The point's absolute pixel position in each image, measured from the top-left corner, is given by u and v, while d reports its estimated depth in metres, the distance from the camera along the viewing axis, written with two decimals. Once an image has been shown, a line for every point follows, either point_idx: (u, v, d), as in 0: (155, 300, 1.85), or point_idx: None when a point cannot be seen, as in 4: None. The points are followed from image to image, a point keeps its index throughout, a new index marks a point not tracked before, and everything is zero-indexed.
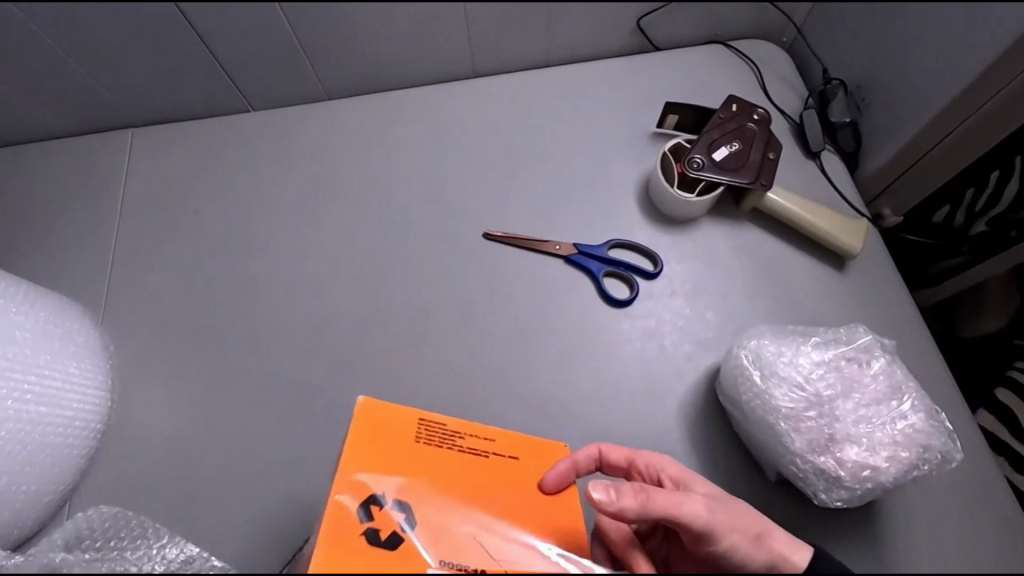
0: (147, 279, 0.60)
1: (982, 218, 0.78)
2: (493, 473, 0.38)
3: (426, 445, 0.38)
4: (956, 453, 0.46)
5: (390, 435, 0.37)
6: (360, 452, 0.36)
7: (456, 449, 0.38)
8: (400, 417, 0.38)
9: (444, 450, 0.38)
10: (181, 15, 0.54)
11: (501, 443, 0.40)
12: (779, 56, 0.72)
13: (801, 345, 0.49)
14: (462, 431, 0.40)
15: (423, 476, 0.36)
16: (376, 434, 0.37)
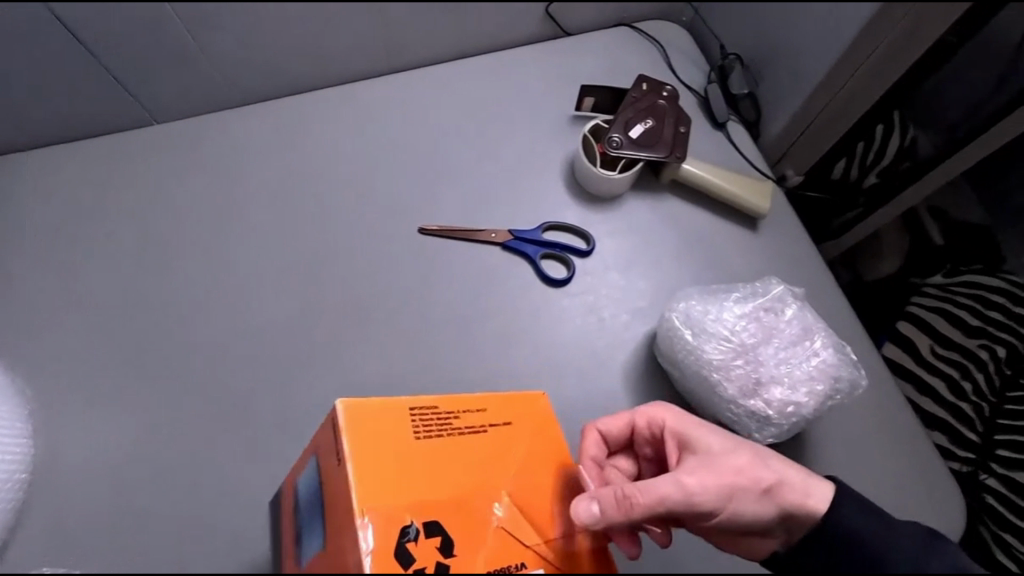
0: (57, 314, 0.55)
1: (873, 171, 0.90)
2: (494, 447, 0.38)
3: (425, 440, 0.36)
4: (862, 380, 0.49)
5: (383, 443, 0.35)
6: (369, 480, 0.33)
7: (455, 432, 0.37)
8: (388, 423, 0.36)
9: (445, 439, 0.37)
10: (58, 22, 0.50)
11: (491, 411, 0.40)
12: (679, 35, 0.74)
13: (723, 301, 0.49)
14: (453, 411, 0.38)
15: (440, 486, 0.35)
16: (372, 445, 0.34)
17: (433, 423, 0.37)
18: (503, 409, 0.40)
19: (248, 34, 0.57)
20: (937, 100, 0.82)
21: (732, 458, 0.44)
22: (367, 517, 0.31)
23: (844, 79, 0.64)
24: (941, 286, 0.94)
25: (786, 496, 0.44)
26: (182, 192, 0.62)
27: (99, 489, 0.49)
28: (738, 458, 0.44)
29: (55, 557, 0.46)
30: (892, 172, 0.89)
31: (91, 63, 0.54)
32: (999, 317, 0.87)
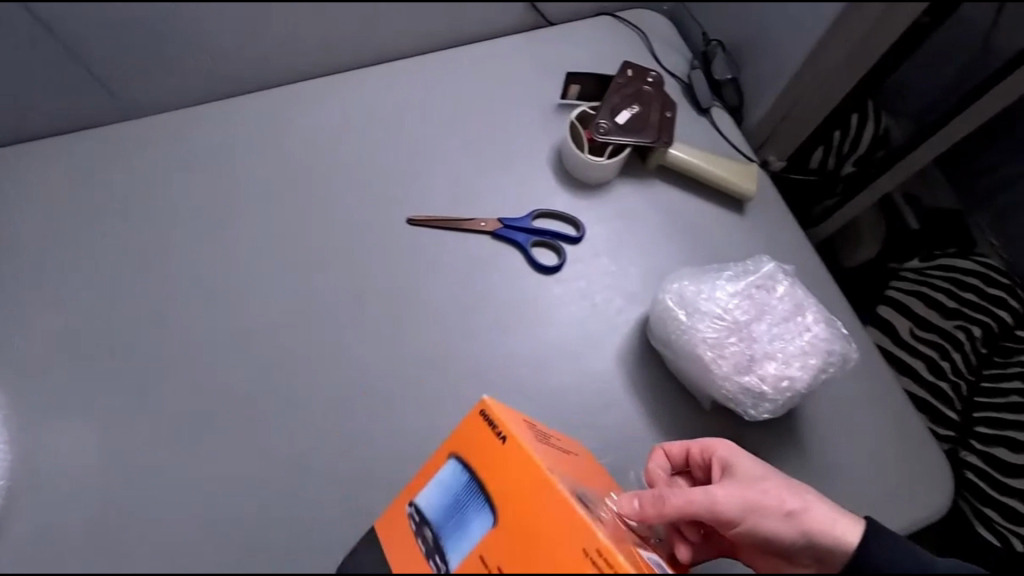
0: (33, 315, 0.53)
1: (849, 159, 0.93)
2: (584, 465, 0.42)
3: (548, 441, 0.39)
4: (853, 353, 0.49)
5: (529, 431, 0.37)
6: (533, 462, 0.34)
7: (559, 444, 0.41)
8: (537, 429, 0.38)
9: (557, 447, 0.40)
10: (33, 19, 0.49)
11: (568, 442, 0.45)
12: (661, 23, 0.75)
13: (715, 280, 0.50)
14: (549, 431, 0.43)
15: (576, 473, 0.38)
16: (524, 430, 0.37)
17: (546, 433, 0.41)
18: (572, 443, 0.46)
19: (224, 22, 0.55)
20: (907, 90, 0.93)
21: (766, 481, 0.46)
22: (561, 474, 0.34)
23: (822, 66, 0.63)
24: (918, 270, 1.01)
25: (811, 525, 0.45)
26: (163, 186, 0.60)
27: (81, 492, 0.47)
28: (768, 485, 0.46)
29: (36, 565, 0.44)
30: (869, 159, 0.93)
31: (67, 60, 0.52)
32: (972, 298, 0.93)
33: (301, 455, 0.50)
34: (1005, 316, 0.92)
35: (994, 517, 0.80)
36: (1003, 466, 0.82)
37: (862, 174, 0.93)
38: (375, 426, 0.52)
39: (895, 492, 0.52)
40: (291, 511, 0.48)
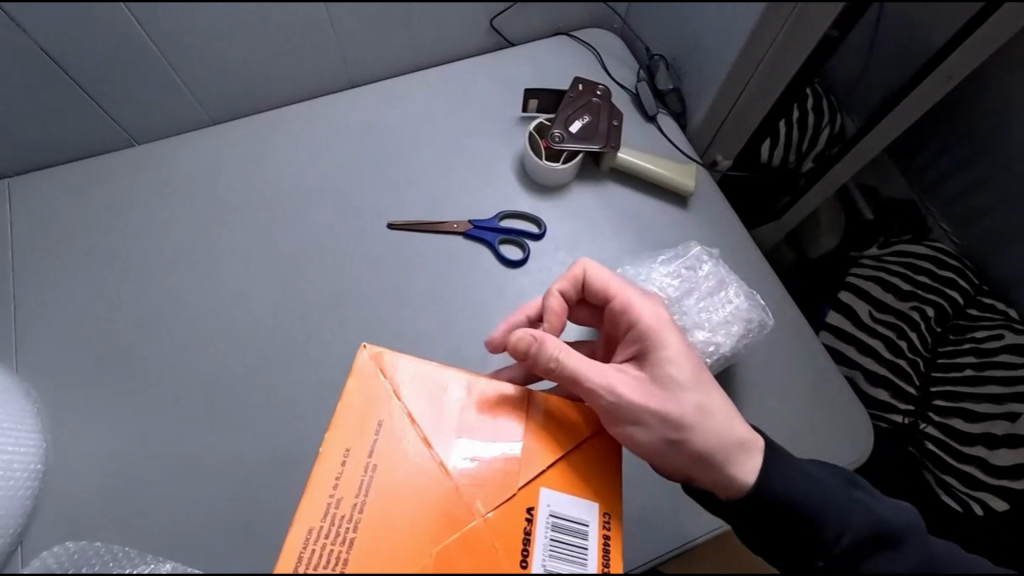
0: (58, 322, 0.61)
1: (809, 156, 1.04)
2: (447, 422, 0.44)
3: (380, 488, 0.41)
4: (769, 320, 0.57)
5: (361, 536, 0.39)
6: (391, 511, 0.40)
7: (406, 461, 0.42)
8: (362, 460, 0.42)
9: (398, 465, 0.42)
10: (46, 55, 0.57)
11: (377, 387, 0.45)
12: (611, 41, 0.83)
13: (652, 264, 0.58)
14: (377, 430, 0.43)
15: (424, 514, 0.40)
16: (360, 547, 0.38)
17: (365, 457, 0.42)
18: (385, 380, 0.45)
19: (216, 53, 0.62)
20: (860, 93, 1.04)
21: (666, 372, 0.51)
22: None
23: (750, 70, 0.71)
24: (876, 257, 1.10)
25: (691, 424, 0.50)
26: (166, 203, 0.68)
27: (111, 467, 0.55)
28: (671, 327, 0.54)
29: (75, 531, 0.52)
30: (825, 154, 1.03)
31: (74, 88, 0.61)
32: (925, 281, 1.02)
33: (299, 432, 0.58)
34: (955, 296, 1.00)
35: (954, 483, 0.88)
36: (958, 435, 0.91)
37: (820, 169, 1.02)
38: None
39: (821, 445, 0.59)
40: (288, 481, 0.56)
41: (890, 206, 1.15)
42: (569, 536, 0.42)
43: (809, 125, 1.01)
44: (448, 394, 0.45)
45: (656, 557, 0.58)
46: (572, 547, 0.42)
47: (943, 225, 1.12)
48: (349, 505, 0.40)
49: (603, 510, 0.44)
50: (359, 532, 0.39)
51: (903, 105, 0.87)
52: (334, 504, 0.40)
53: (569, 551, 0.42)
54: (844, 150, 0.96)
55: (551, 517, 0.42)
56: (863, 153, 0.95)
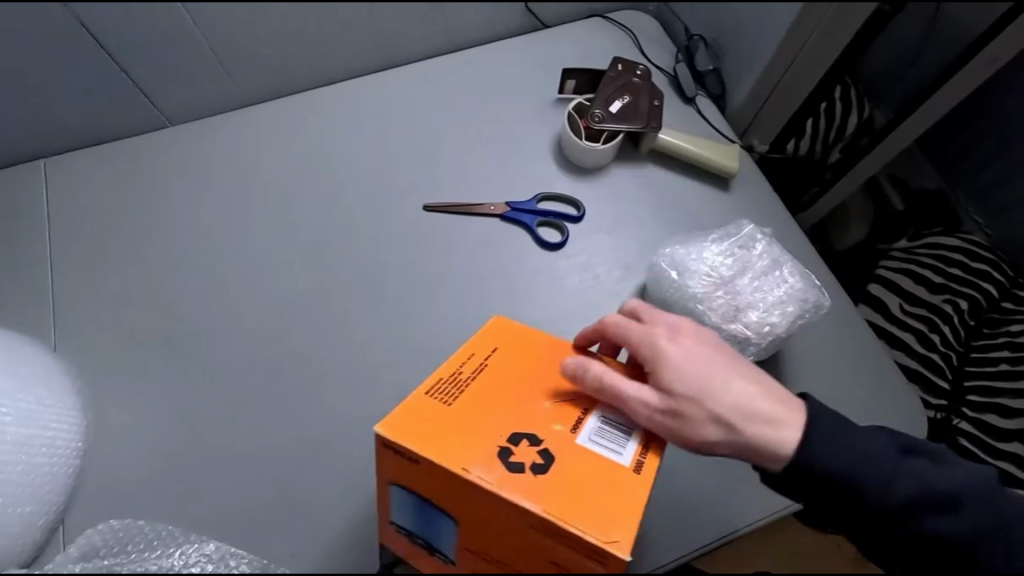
0: (97, 301, 0.61)
1: (836, 147, 1.02)
2: (538, 345, 0.47)
3: (480, 374, 0.44)
4: (826, 302, 0.54)
5: (451, 410, 0.41)
6: (486, 391, 0.43)
7: (501, 362, 0.45)
8: (478, 358, 0.45)
9: (495, 364, 0.45)
10: (88, 34, 0.56)
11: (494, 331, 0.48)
12: (648, 22, 0.81)
13: (703, 243, 0.55)
14: (492, 340, 0.47)
15: (506, 399, 0.43)
16: (447, 411, 0.41)
17: (477, 355, 0.45)
18: (495, 332, 0.48)
19: (257, 30, 0.62)
20: (893, 85, 1.03)
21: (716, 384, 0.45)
22: (472, 458, 0.39)
23: (794, 53, 0.70)
24: (906, 249, 1.08)
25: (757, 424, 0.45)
26: (204, 184, 0.67)
27: (152, 449, 0.54)
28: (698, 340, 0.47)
29: (116, 512, 0.52)
30: (854, 145, 1.01)
31: (114, 67, 0.60)
32: (957, 273, 1.00)
33: (340, 414, 0.57)
34: (989, 289, 0.98)
35: None
36: (994, 431, 0.87)
37: (849, 160, 1.00)
38: (401, 389, 0.59)
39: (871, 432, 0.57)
40: (331, 460, 0.55)
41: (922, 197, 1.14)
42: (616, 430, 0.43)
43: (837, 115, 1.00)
44: (537, 332, 0.49)
45: (701, 548, 0.56)
46: (616, 436, 0.42)
47: (975, 216, 1.08)
48: (465, 373, 0.44)
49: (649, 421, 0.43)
50: (471, 384, 0.43)
51: (942, 91, 0.85)
52: (457, 366, 0.44)
53: (613, 438, 0.42)
54: (879, 140, 0.95)
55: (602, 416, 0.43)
56: (896, 143, 0.94)
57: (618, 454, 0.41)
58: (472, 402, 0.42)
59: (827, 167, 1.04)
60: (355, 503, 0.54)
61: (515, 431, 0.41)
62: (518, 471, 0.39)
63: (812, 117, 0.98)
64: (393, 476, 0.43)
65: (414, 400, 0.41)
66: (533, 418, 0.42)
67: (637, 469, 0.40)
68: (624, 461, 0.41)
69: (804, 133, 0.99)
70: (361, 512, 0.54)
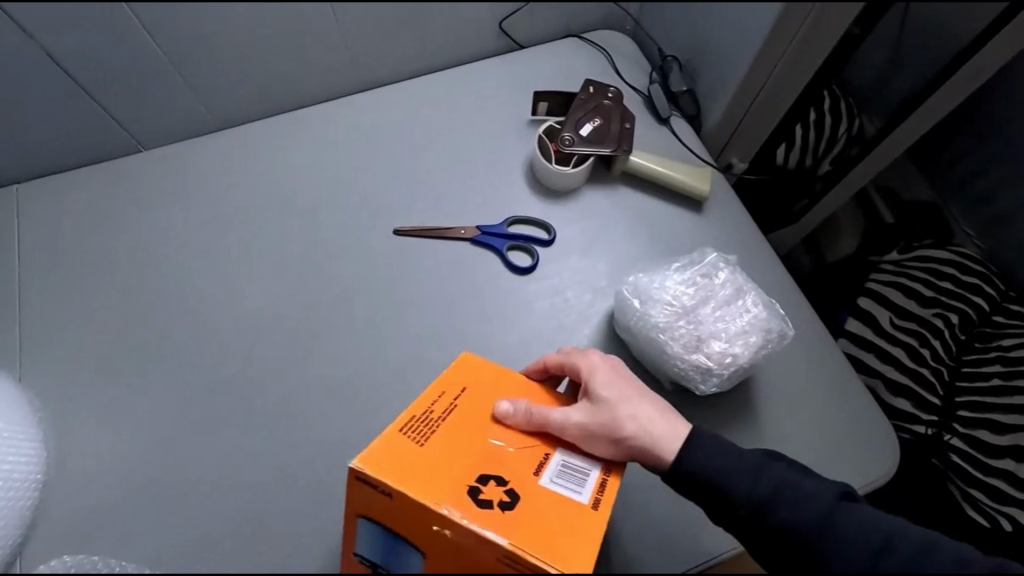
0: (64, 328, 0.60)
1: (826, 159, 1.02)
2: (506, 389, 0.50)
3: (449, 415, 0.46)
4: (790, 330, 0.54)
5: (418, 454, 0.42)
6: (456, 436, 0.44)
7: (467, 404, 0.47)
8: (450, 400, 0.47)
9: (463, 406, 0.47)
10: (56, 66, 0.56)
11: (463, 374, 0.49)
12: (623, 42, 0.81)
13: (666, 271, 0.55)
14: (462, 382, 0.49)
15: (476, 444, 0.44)
16: (418, 454, 0.42)
17: (446, 398, 0.47)
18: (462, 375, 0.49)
19: (225, 57, 0.62)
20: (881, 91, 1.02)
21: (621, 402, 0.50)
22: (443, 501, 0.40)
23: (766, 73, 0.69)
24: (897, 262, 1.06)
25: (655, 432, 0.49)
26: (176, 208, 0.67)
27: (112, 480, 0.54)
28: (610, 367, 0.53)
29: (73, 546, 0.51)
30: (843, 157, 1.01)
31: (81, 94, 0.60)
32: (948, 287, 0.98)
33: (304, 444, 0.57)
34: (981, 303, 0.96)
35: (980, 497, 0.84)
36: (984, 447, 0.87)
37: (838, 171, 0.99)
38: (366, 418, 0.58)
39: (852, 449, 0.58)
40: (293, 490, 0.55)
41: (912, 209, 1.14)
42: (576, 474, 0.45)
43: (826, 126, 0.99)
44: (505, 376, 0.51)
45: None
46: (575, 477, 0.45)
47: (966, 228, 1.07)
48: (436, 413, 0.45)
49: (604, 466, 0.46)
50: (442, 424, 0.45)
51: (935, 98, 0.83)
52: (429, 405, 0.46)
53: (573, 478, 0.45)
54: (868, 149, 0.94)
55: (563, 458, 0.46)
56: (884, 154, 0.93)
57: (577, 494, 0.44)
58: (448, 443, 0.44)
59: (817, 178, 1.03)
60: (316, 536, 0.53)
61: (483, 472, 0.43)
62: (486, 511, 0.41)
63: (800, 127, 0.97)
64: (365, 510, 0.43)
65: (384, 439, 0.42)
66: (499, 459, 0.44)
67: (594, 507, 0.43)
68: (582, 501, 0.43)
69: (793, 142, 0.97)
70: (322, 545, 0.53)
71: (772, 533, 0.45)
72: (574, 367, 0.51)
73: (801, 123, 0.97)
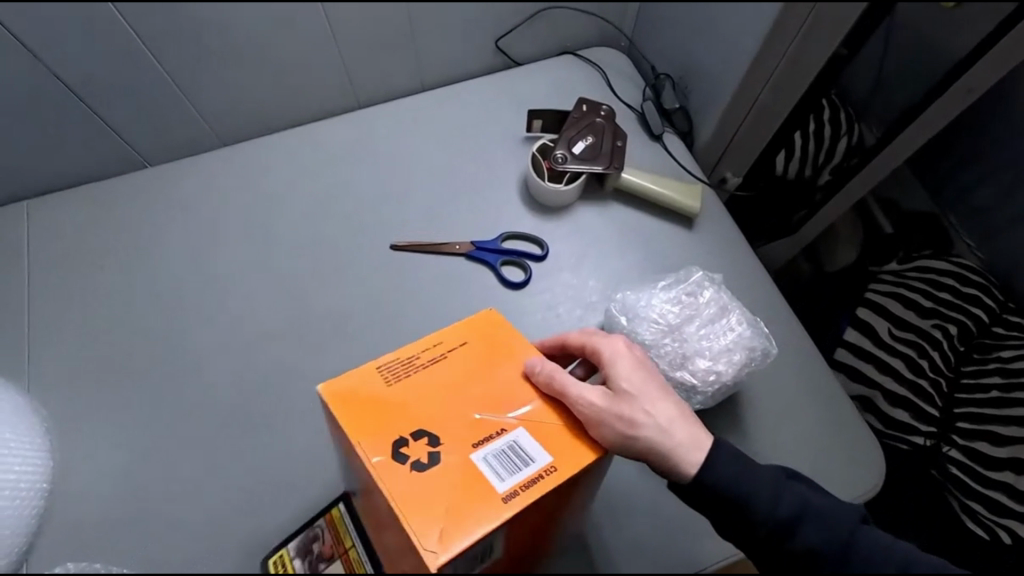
0: (70, 340, 0.62)
1: (826, 169, 1.03)
2: (502, 351, 0.47)
3: (428, 365, 0.46)
4: (773, 348, 0.56)
5: (373, 393, 0.43)
6: (422, 386, 0.44)
7: (455, 357, 0.46)
8: (440, 350, 0.47)
9: (450, 358, 0.46)
10: (65, 88, 0.59)
11: (472, 329, 0.48)
12: (618, 59, 0.83)
13: (653, 289, 0.57)
14: (465, 336, 0.48)
15: (436, 398, 0.44)
16: (375, 391, 0.43)
17: (438, 347, 0.47)
18: (469, 331, 0.48)
19: (228, 79, 0.64)
20: None
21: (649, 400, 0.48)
22: (364, 440, 0.41)
23: (757, 92, 0.70)
24: (896, 272, 1.06)
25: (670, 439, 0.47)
26: (180, 222, 0.69)
27: (114, 489, 0.56)
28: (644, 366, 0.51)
29: (75, 552, 0.53)
30: (843, 167, 1.01)
31: (89, 114, 0.63)
32: (947, 298, 0.98)
33: (301, 455, 0.58)
34: (980, 314, 0.96)
35: (981, 510, 0.85)
36: (984, 459, 0.87)
37: (838, 181, 1.01)
38: None
39: (839, 464, 0.59)
40: (289, 499, 0.56)
41: (911, 219, 1.12)
42: (515, 463, 0.41)
43: (825, 137, 0.98)
44: (513, 337, 0.48)
45: None
46: (512, 463, 0.41)
47: (966, 238, 1.07)
48: (421, 359, 0.46)
49: (551, 461, 0.41)
50: (421, 371, 0.45)
51: (934, 109, 0.84)
52: (420, 351, 0.46)
53: (507, 465, 0.41)
54: (866, 160, 0.95)
55: (513, 441, 0.42)
56: (884, 163, 0.94)
57: (500, 481, 0.40)
58: (417, 388, 0.44)
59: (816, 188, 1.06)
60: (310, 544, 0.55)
61: (421, 427, 0.42)
62: (400, 466, 0.40)
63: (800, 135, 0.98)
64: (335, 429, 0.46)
65: (358, 369, 0.44)
66: (447, 420, 0.43)
67: (506, 500, 0.39)
68: (500, 489, 0.40)
69: (793, 152, 0.99)
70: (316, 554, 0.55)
71: (769, 542, 0.46)
72: (595, 349, 0.50)
73: (801, 130, 0.97)
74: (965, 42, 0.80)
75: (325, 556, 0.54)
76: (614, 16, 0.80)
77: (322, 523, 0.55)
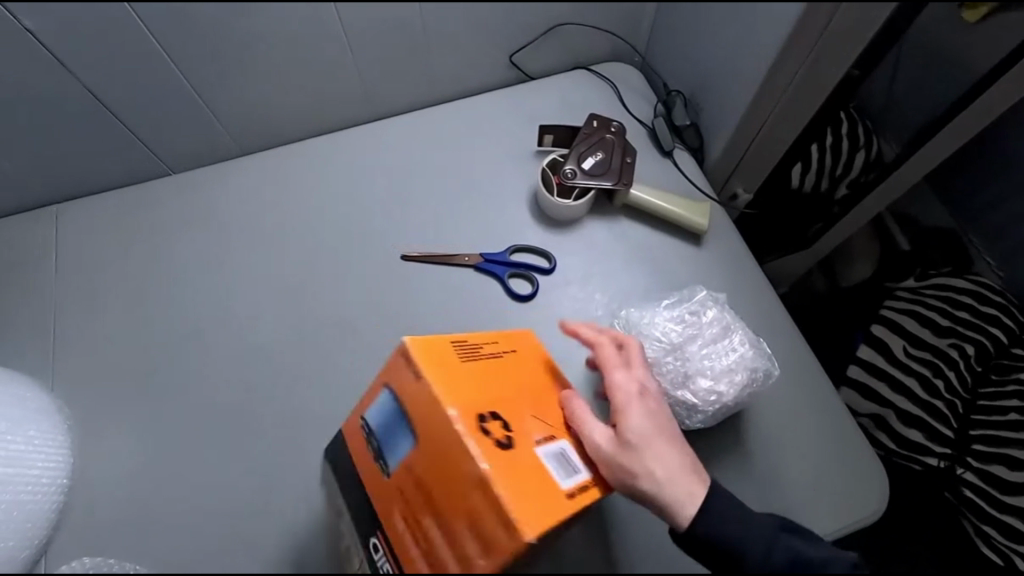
0: (92, 341, 0.65)
1: (843, 183, 0.99)
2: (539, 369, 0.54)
3: (491, 358, 0.49)
4: (774, 369, 0.57)
5: (454, 364, 0.45)
6: (489, 370, 0.48)
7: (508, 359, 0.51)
8: (498, 349, 0.52)
9: (506, 358, 0.51)
10: (96, 100, 0.63)
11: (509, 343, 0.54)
12: (631, 75, 0.83)
13: (657, 308, 0.58)
14: (506, 344, 0.53)
15: (504, 384, 0.47)
16: (456, 363, 0.45)
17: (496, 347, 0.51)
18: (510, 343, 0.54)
19: (249, 92, 0.67)
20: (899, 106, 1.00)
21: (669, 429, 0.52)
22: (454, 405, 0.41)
23: (768, 110, 0.70)
24: (913, 288, 1.03)
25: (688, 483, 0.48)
26: (200, 228, 0.72)
27: (129, 486, 0.58)
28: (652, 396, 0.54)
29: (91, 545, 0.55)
30: (860, 182, 0.99)
31: (118, 124, 0.66)
32: (965, 316, 0.96)
33: (309, 459, 0.60)
34: (998, 335, 0.94)
35: (993, 533, 0.85)
36: (1000, 483, 0.85)
37: (856, 196, 0.99)
38: None
39: (841, 486, 0.58)
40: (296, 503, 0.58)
41: (927, 237, 1.12)
42: (569, 466, 0.45)
43: (843, 151, 0.95)
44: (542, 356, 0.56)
45: None
46: (568, 465, 0.45)
47: (987, 258, 1.06)
48: (485, 351, 0.50)
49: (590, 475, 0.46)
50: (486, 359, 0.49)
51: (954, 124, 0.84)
52: (483, 343, 0.51)
53: (565, 465, 0.45)
54: (887, 174, 0.94)
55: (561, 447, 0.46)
56: (905, 176, 0.94)
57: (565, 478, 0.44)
58: (487, 372, 0.47)
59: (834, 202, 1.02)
60: None
61: (495, 409, 0.43)
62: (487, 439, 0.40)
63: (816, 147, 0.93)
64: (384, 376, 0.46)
65: (436, 339, 0.46)
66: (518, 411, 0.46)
67: (569, 496, 0.42)
68: (563, 484, 0.43)
69: (809, 166, 0.94)
70: None
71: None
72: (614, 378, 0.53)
73: (818, 143, 0.92)
74: (985, 57, 0.78)
75: (332, 508, 0.52)
76: (627, 34, 0.80)
77: (325, 473, 0.54)
